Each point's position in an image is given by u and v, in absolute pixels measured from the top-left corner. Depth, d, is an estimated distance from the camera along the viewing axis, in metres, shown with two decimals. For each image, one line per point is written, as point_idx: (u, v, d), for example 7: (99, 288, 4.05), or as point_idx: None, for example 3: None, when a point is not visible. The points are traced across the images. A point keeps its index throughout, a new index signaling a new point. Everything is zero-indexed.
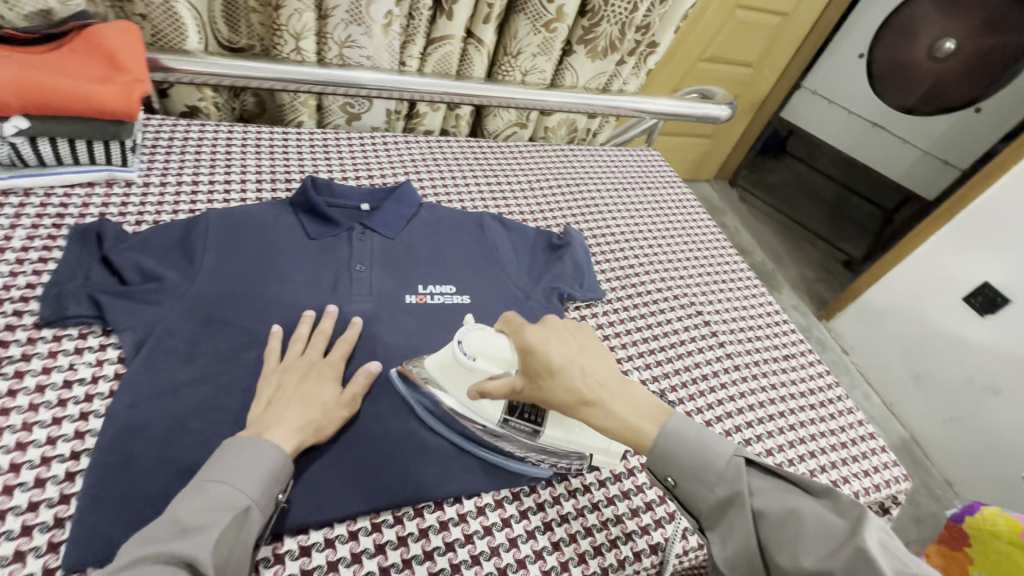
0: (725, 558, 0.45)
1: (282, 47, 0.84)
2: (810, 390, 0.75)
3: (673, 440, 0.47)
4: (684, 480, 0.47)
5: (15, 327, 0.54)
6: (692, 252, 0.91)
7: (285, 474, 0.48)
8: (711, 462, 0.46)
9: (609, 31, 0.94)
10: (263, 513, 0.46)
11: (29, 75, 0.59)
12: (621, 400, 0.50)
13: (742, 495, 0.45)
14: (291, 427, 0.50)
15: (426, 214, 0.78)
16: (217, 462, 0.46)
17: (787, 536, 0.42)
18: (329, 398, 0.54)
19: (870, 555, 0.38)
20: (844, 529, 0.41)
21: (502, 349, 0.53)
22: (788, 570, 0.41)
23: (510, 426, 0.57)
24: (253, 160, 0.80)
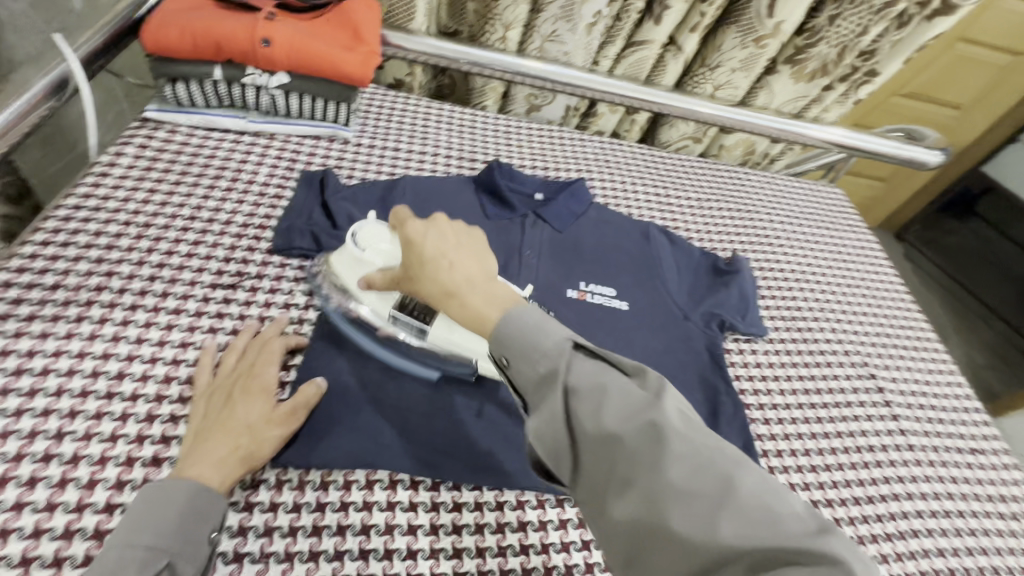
0: (534, 430, 0.37)
1: (489, 35, 0.90)
2: (1000, 496, 0.64)
3: (511, 323, 0.40)
4: (515, 360, 0.39)
5: (255, 249, 0.64)
6: (872, 308, 0.81)
7: (216, 509, 0.43)
8: (537, 340, 0.39)
9: (825, 53, 0.86)
10: (192, 564, 0.41)
11: (299, 37, 0.68)
12: (479, 292, 0.44)
13: (558, 371, 0.37)
14: (211, 462, 0.45)
15: (595, 213, 0.79)
16: (129, 523, 0.40)
17: (597, 405, 0.35)
18: (255, 417, 0.48)
19: (664, 428, 0.34)
20: (645, 400, 0.36)
21: (388, 239, 0.55)
22: (593, 438, 0.35)
23: (399, 323, 0.56)
24: (445, 136, 0.86)
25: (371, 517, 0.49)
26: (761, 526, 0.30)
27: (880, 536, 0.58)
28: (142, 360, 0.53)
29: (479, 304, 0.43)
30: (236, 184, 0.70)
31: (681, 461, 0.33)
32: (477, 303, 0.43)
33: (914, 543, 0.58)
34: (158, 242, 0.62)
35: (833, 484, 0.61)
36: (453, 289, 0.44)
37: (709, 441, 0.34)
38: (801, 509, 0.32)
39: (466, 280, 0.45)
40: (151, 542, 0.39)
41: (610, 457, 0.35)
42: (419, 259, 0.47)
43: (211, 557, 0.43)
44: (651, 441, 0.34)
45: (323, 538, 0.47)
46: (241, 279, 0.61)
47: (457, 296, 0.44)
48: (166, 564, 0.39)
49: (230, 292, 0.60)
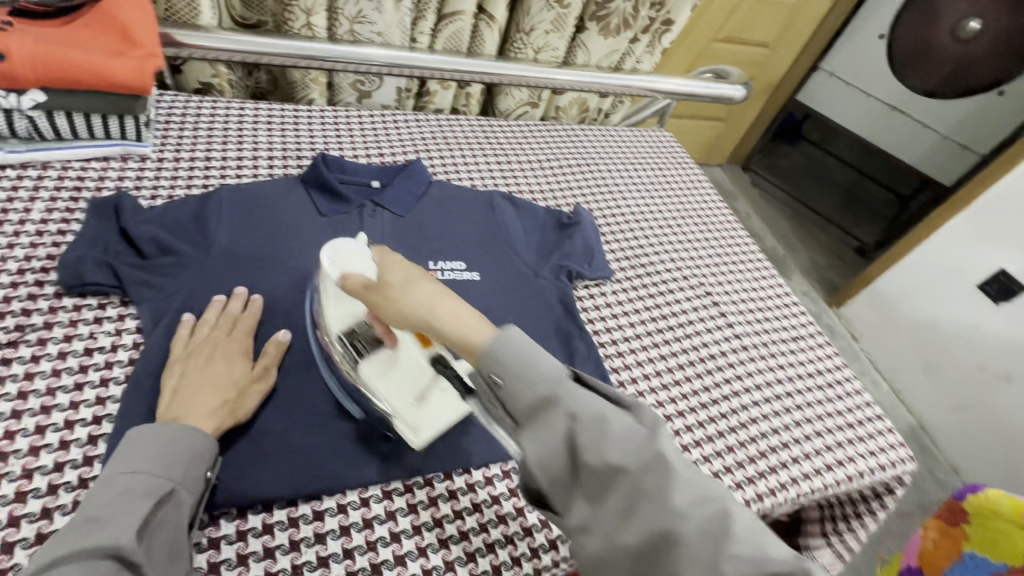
0: (538, 456, 0.39)
1: (293, 23, 0.84)
2: (817, 371, 0.75)
3: (506, 346, 0.42)
4: (509, 379, 0.41)
5: (37, 297, 0.56)
6: (702, 233, 0.90)
7: (209, 448, 0.47)
8: (536, 365, 0.41)
9: (622, 8, 0.93)
10: (191, 493, 0.45)
11: (47, 49, 0.59)
12: (448, 311, 0.46)
13: (560, 397, 0.39)
14: (206, 411, 0.49)
15: (436, 192, 0.79)
16: (130, 453, 0.44)
17: (595, 438, 0.37)
18: (239, 375, 0.53)
19: (666, 460, 0.36)
20: (642, 435, 0.38)
21: (363, 261, 0.55)
22: (596, 469, 0.37)
23: (341, 347, 0.55)
24: (264, 137, 0.81)
25: (219, 553, 0.47)
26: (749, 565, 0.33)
27: (726, 431, 0.65)
28: None
29: (462, 327, 0.45)
30: (3, 227, 0.60)
31: (682, 491, 0.35)
32: (450, 323, 0.45)
33: (756, 429, 0.66)
34: None
35: (683, 396, 0.67)
36: (424, 314, 0.46)
37: (713, 490, 0.37)
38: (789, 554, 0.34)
39: (440, 295, 0.48)
40: (155, 472, 0.43)
41: (550, 425, 0.39)
42: (401, 277, 0.50)
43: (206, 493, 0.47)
44: (654, 473, 0.36)
45: None
46: (23, 333, 0.53)
47: (432, 317, 0.46)
48: (169, 490, 0.43)
49: (9, 351, 0.52)
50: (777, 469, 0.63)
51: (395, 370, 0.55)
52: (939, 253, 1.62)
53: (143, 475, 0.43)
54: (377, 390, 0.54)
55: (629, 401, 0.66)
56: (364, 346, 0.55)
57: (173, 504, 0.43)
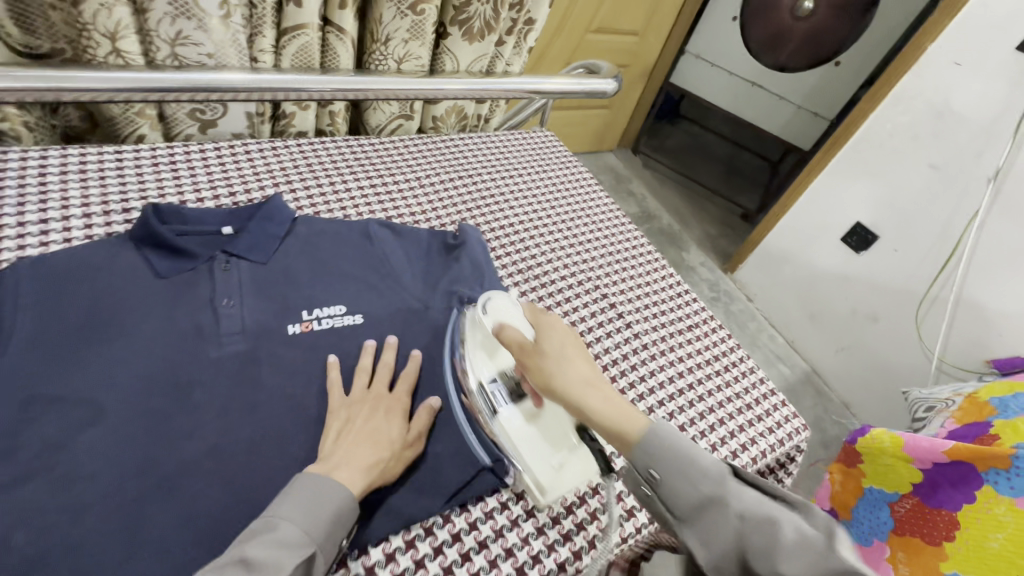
0: (708, 556, 0.41)
1: (95, 50, 0.71)
2: (714, 357, 0.77)
3: (654, 440, 0.46)
4: (666, 475, 0.45)
5: None
6: (593, 233, 0.90)
7: (351, 514, 0.49)
8: (698, 460, 0.44)
9: (482, 12, 0.88)
10: (326, 558, 0.46)
11: None
12: (601, 398, 0.51)
13: (727, 497, 0.41)
14: (359, 467, 0.51)
15: (301, 230, 0.71)
16: (292, 499, 0.47)
17: (765, 543, 0.38)
18: (396, 436, 0.56)
19: (858, 573, 0.34)
20: (819, 542, 0.37)
21: (518, 317, 0.63)
22: (765, 574, 0.37)
23: (485, 394, 0.60)
24: (78, 190, 0.68)
25: None
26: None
27: None
28: None
29: (619, 420, 0.49)
30: None
31: None
32: (603, 409, 0.50)
33: None
34: None
35: None
36: (582, 387, 0.52)
37: None
38: None
39: (595, 381, 0.53)
40: (305, 530, 0.45)
41: (711, 520, 0.42)
42: (567, 345, 0.56)
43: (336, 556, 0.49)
44: None
45: None
46: None
47: (585, 404, 0.51)
48: (311, 553, 0.45)
49: None
50: None
51: (542, 421, 0.59)
52: (807, 213, 1.79)
53: (294, 531, 0.45)
54: (512, 442, 0.58)
55: None
56: (511, 398, 0.60)
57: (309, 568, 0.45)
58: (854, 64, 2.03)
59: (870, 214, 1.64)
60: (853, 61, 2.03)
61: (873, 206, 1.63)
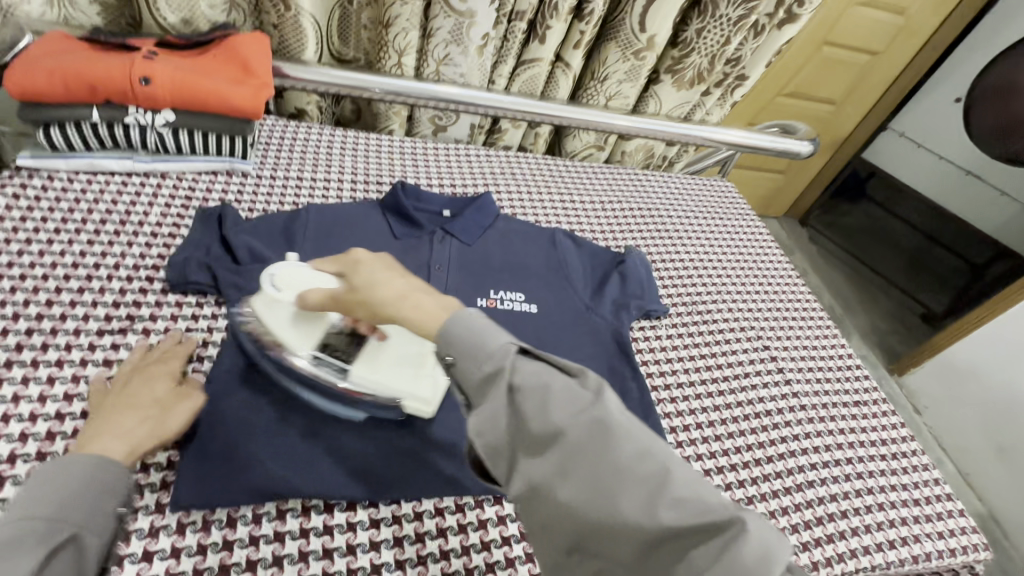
0: (478, 429, 0.36)
1: (386, 62, 0.92)
2: (881, 439, 0.72)
3: (457, 325, 0.39)
4: (460, 360, 0.38)
5: (147, 291, 0.63)
6: (761, 285, 0.90)
7: (120, 485, 0.45)
8: (482, 339, 0.38)
9: (698, 63, 0.95)
10: (97, 538, 0.42)
11: (183, 74, 0.68)
12: (411, 305, 0.42)
13: (502, 369, 0.37)
14: (135, 434, 0.48)
15: (501, 224, 0.82)
16: (45, 490, 0.41)
17: (538, 403, 0.35)
18: (161, 394, 0.52)
19: (609, 425, 0.35)
20: (586, 398, 0.36)
21: (307, 273, 0.56)
22: (537, 433, 0.35)
23: (319, 364, 0.56)
24: (350, 162, 0.87)
25: (284, 524, 0.52)
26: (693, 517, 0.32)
27: (780, 491, 0.63)
28: (20, 419, 0.51)
29: (432, 310, 0.42)
30: (122, 228, 0.68)
31: (628, 443, 0.34)
32: (420, 316, 0.42)
33: (812, 492, 0.64)
34: (36, 292, 0.60)
35: (736, 449, 0.66)
36: (394, 304, 0.43)
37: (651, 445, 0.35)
38: (725, 500, 0.33)
39: (405, 293, 0.43)
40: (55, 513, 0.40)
41: (494, 395, 0.37)
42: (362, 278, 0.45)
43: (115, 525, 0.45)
44: (594, 438, 0.34)
45: (234, 551, 0.50)
46: (132, 323, 0.60)
47: (399, 312, 0.43)
48: (71, 535, 0.40)
49: (120, 337, 0.59)
50: (834, 538, 0.60)
51: (386, 364, 0.57)
52: (1012, 330, 1.55)
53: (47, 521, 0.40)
54: (378, 380, 0.56)
55: (680, 448, 0.66)
56: (342, 352, 0.57)
57: (77, 548, 0.41)
58: None
59: None
60: None
61: None
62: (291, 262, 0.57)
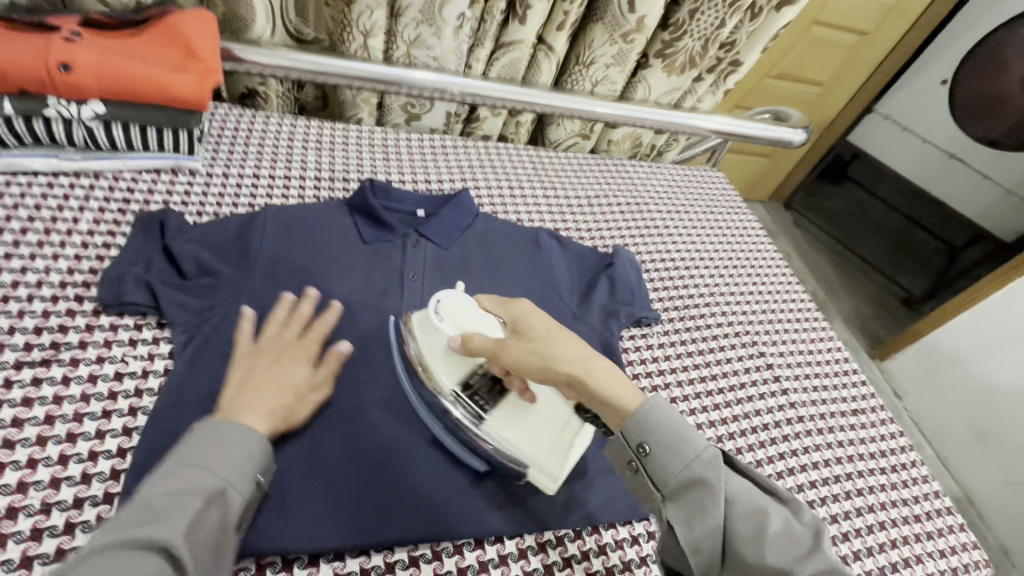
0: (690, 538, 0.44)
1: (350, 44, 0.83)
2: (881, 452, 0.70)
3: (657, 419, 0.48)
4: (658, 450, 0.47)
5: (76, 313, 0.55)
6: (755, 286, 0.86)
7: (261, 450, 0.45)
8: (689, 445, 0.46)
9: (690, 47, 0.89)
10: (241, 496, 0.43)
11: (113, 60, 0.60)
12: (602, 368, 0.51)
13: (717, 481, 0.45)
14: (263, 413, 0.48)
15: (481, 224, 0.76)
16: (189, 449, 0.43)
17: (754, 528, 0.43)
18: (300, 380, 0.53)
19: (836, 568, 0.40)
20: (809, 535, 0.43)
21: (475, 315, 0.57)
22: (751, 558, 0.42)
23: (460, 403, 0.55)
24: (312, 157, 0.79)
25: None
26: None
27: None
28: None
29: (614, 387, 0.50)
30: (48, 237, 0.59)
31: None
32: (607, 381, 0.50)
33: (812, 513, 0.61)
34: None
35: None
36: (582, 362, 0.50)
37: None
38: None
39: (583, 350, 0.51)
40: (209, 469, 0.42)
41: (698, 503, 0.45)
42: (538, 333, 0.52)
43: (256, 496, 0.45)
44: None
45: None
46: (57, 352, 0.52)
47: (553, 360, 0.50)
48: (219, 489, 0.42)
49: (42, 370, 0.50)
50: None
51: (524, 421, 0.55)
52: (994, 317, 1.56)
53: (200, 472, 0.42)
54: (509, 439, 0.54)
55: None
56: (484, 399, 0.56)
57: (221, 506, 0.41)
58: None
59: None
60: None
61: None
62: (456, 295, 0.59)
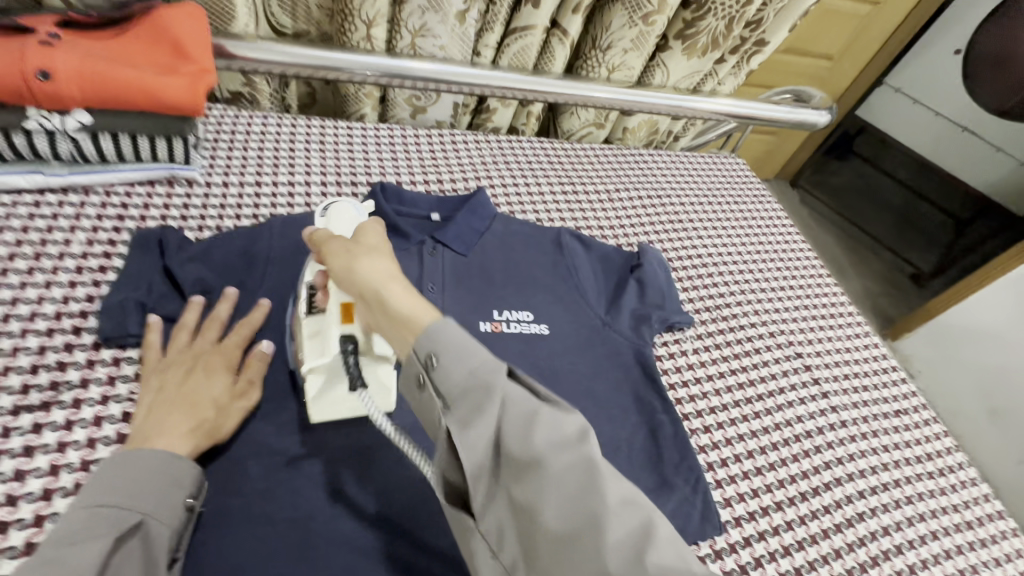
0: (461, 442, 0.37)
1: (351, 34, 0.77)
2: (928, 454, 0.67)
3: (448, 330, 0.40)
4: (446, 360, 0.39)
5: (73, 348, 0.51)
6: (787, 280, 0.82)
7: (189, 475, 0.43)
8: (476, 353, 0.39)
9: (713, 26, 0.83)
10: (166, 525, 0.41)
11: (94, 65, 0.54)
12: (403, 288, 0.44)
13: (495, 386, 0.38)
14: (177, 431, 0.45)
15: (499, 227, 0.71)
16: (100, 483, 0.40)
17: (523, 428, 0.36)
18: (224, 394, 0.48)
19: (594, 464, 0.35)
20: (575, 435, 0.36)
21: (345, 224, 0.55)
22: (517, 458, 0.36)
23: (306, 299, 0.52)
24: (317, 159, 0.74)
25: None
26: (625, 517, 0.33)
27: (830, 530, 0.57)
28: None
29: (406, 308, 0.43)
30: (38, 263, 0.55)
31: (612, 492, 0.34)
32: (402, 298, 0.43)
33: (862, 526, 0.58)
34: None
35: (779, 483, 0.60)
36: (381, 279, 0.44)
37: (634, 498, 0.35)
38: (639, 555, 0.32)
39: (397, 272, 0.46)
40: (120, 505, 0.39)
41: (476, 407, 0.37)
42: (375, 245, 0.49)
43: (189, 520, 0.43)
44: (587, 483, 0.34)
45: None
46: (58, 393, 0.48)
47: (386, 291, 0.44)
48: (137, 523, 0.40)
49: (42, 415, 0.46)
50: None
51: (325, 339, 0.50)
52: (1012, 293, 1.53)
53: (114, 508, 0.39)
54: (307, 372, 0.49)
55: (719, 487, 0.59)
56: (317, 303, 0.51)
57: (139, 538, 0.39)
58: None
59: None
60: None
61: None
62: (349, 203, 0.57)
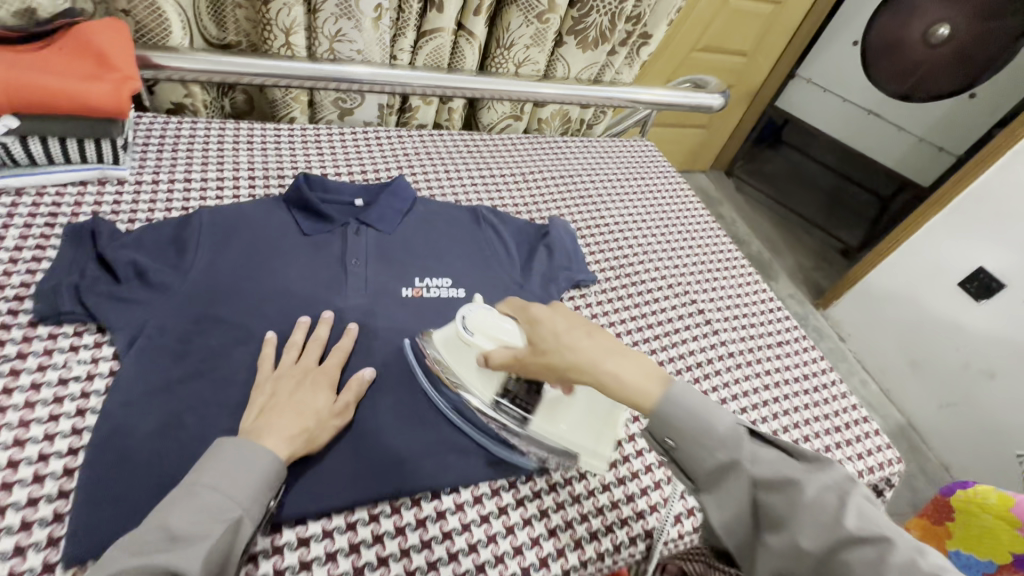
0: (719, 518, 0.45)
1: (271, 43, 0.84)
2: (805, 376, 0.76)
3: (676, 406, 0.48)
4: (684, 444, 0.47)
5: (11, 327, 0.56)
6: (686, 241, 0.92)
7: (277, 476, 0.48)
8: (710, 428, 0.46)
9: (598, 22, 0.94)
10: (253, 523, 0.45)
11: (18, 74, 0.59)
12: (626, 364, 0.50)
13: (740, 463, 0.45)
14: (284, 437, 0.50)
15: (420, 207, 0.78)
16: (214, 467, 0.45)
17: (738, 486, 0.45)
18: (323, 406, 0.54)
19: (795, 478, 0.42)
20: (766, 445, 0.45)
21: (499, 326, 0.55)
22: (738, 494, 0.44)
23: (500, 410, 0.58)
24: (245, 157, 0.80)
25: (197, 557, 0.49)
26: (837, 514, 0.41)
27: None
28: None
29: (634, 379, 0.49)
30: None
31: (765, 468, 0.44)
32: (637, 381, 0.49)
33: None
34: None
35: None
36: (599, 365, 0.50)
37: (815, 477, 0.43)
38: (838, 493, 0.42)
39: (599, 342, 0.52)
40: (228, 495, 0.44)
41: (730, 488, 0.45)
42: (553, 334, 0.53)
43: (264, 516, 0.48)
44: (777, 492, 0.43)
45: None
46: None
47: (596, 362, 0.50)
48: (237, 517, 0.44)
49: None
50: None
51: (568, 412, 0.57)
52: (915, 253, 1.70)
53: (218, 492, 0.44)
54: (554, 434, 0.57)
55: None
56: (525, 398, 0.57)
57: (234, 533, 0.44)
58: (994, 95, 1.84)
59: (997, 261, 1.53)
60: (990, 95, 1.85)
61: (1003, 253, 1.52)
62: (477, 306, 0.57)
